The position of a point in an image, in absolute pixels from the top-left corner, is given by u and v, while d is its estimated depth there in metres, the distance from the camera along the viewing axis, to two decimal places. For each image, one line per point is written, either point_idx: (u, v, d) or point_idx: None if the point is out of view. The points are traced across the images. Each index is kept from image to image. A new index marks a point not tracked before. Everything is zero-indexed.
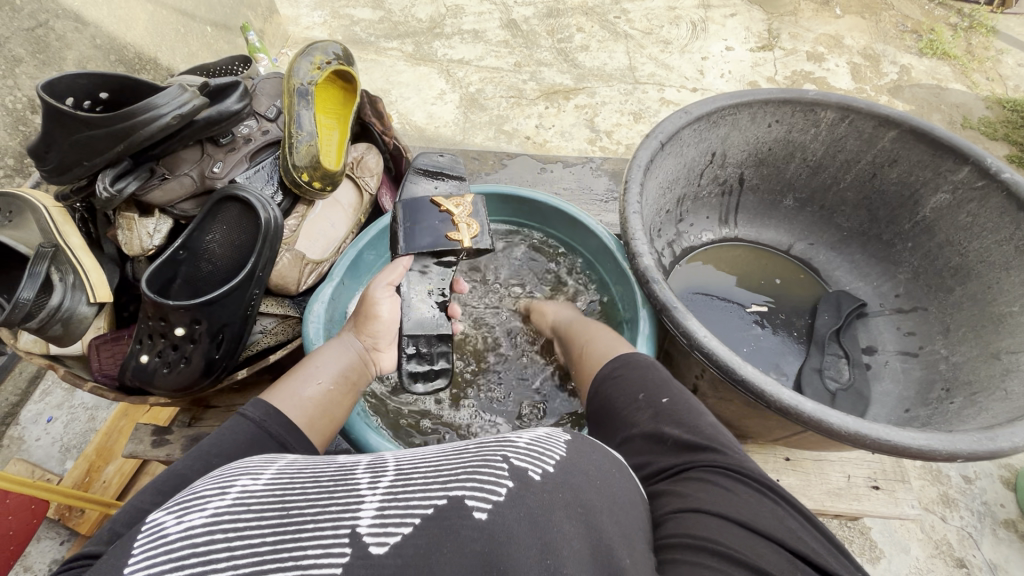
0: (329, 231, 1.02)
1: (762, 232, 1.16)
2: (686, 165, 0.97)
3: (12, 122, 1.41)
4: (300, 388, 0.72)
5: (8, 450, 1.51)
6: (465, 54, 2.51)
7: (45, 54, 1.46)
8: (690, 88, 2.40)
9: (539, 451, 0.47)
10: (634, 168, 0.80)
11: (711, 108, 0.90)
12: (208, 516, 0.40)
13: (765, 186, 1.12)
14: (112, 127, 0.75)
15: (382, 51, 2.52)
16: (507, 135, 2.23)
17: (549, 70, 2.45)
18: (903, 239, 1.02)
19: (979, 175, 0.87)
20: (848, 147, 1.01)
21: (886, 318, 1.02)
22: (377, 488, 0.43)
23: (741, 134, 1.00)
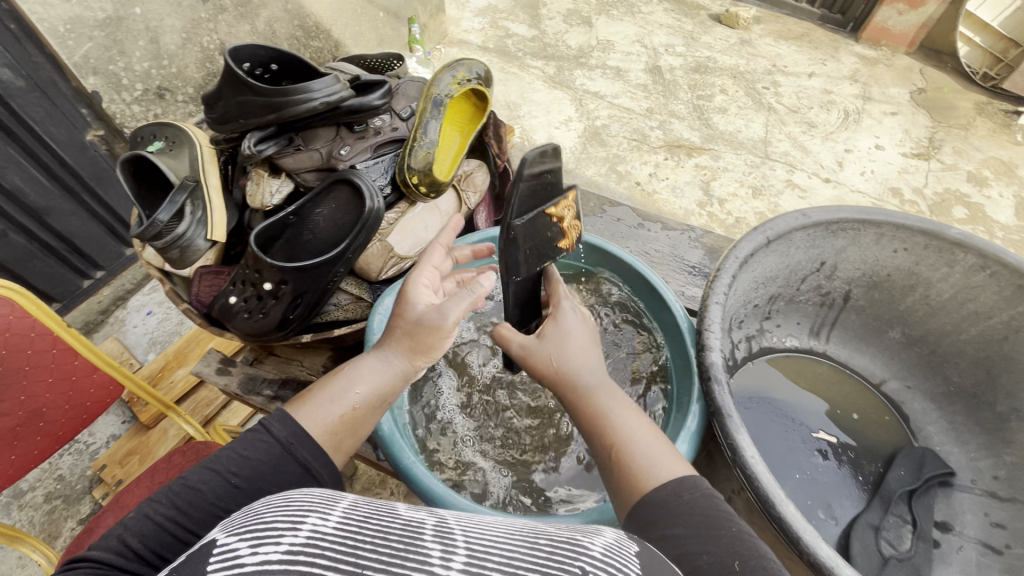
0: (422, 231, 1.06)
1: (854, 356, 1.08)
2: (789, 267, 0.93)
3: (202, 58, 1.62)
4: (323, 400, 0.70)
5: (111, 328, 1.73)
6: (601, 88, 2.55)
7: (245, 8, 1.67)
8: (823, 176, 2.25)
9: (614, 565, 0.46)
10: (731, 258, 0.79)
11: (833, 218, 0.86)
12: (282, 553, 0.40)
13: (873, 311, 1.04)
14: (272, 98, 0.85)
15: (525, 68, 2.62)
16: (617, 175, 2.22)
17: (679, 123, 2.42)
18: (1019, 417, 0.88)
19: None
20: (980, 299, 0.90)
21: (974, 497, 0.90)
22: (451, 567, 0.41)
23: (860, 251, 0.95)
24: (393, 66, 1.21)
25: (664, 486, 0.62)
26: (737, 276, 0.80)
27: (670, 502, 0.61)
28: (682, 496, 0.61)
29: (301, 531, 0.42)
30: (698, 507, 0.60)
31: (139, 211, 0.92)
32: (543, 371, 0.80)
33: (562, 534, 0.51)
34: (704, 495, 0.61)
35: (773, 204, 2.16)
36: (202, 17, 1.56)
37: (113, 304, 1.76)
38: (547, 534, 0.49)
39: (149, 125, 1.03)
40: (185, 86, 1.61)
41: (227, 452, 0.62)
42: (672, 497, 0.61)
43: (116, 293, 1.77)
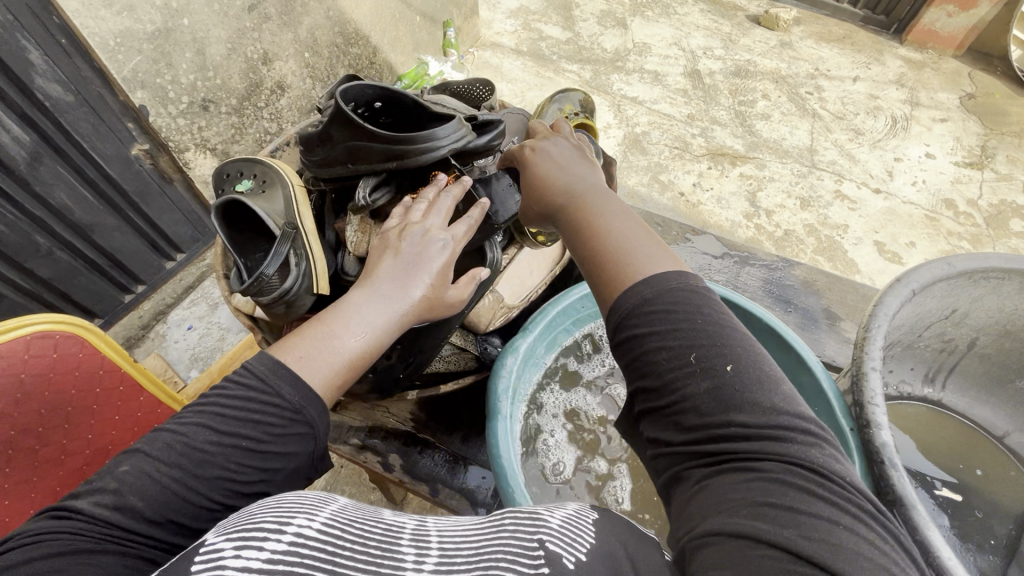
0: (525, 277, 1.12)
1: (974, 405, 1.04)
2: (920, 317, 0.88)
3: (246, 69, 1.57)
4: (316, 348, 0.70)
5: (152, 343, 1.70)
6: (640, 93, 2.48)
7: (288, 16, 1.62)
8: (872, 187, 2.18)
9: (571, 535, 0.54)
10: (878, 318, 0.76)
11: (979, 269, 0.81)
12: (264, 560, 0.45)
13: (1002, 361, 0.97)
14: (393, 146, 0.82)
15: (561, 72, 2.56)
16: (660, 185, 2.17)
17: (722, 131, 2.35)
18: None
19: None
20: None
21: None
22: (424, 568, 0.50)
23: (997, 300, 0.88)
24: (478, 90, 1.15)
25: (636, 291, 0.59)
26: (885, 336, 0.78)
27: (637, 303, 0.58)
28: (653, 294, 0.58)
29: (284, 536, 0.47)
30: (673, 300, 0.57)
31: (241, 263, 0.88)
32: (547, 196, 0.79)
33: (524, 514, 0.58)
34: (686, 292, 0.58)
35: (823, 216, 2.10)
36: (247, 26, 1.51)
37: (154, 318, 1.73)
38: (511, 516, 0.57)
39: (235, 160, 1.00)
40: (229, 98, 1.56)
41: (230, 415, 0.63)
42: (648, 297, 0.58)
43: (156, 308, 1.73)
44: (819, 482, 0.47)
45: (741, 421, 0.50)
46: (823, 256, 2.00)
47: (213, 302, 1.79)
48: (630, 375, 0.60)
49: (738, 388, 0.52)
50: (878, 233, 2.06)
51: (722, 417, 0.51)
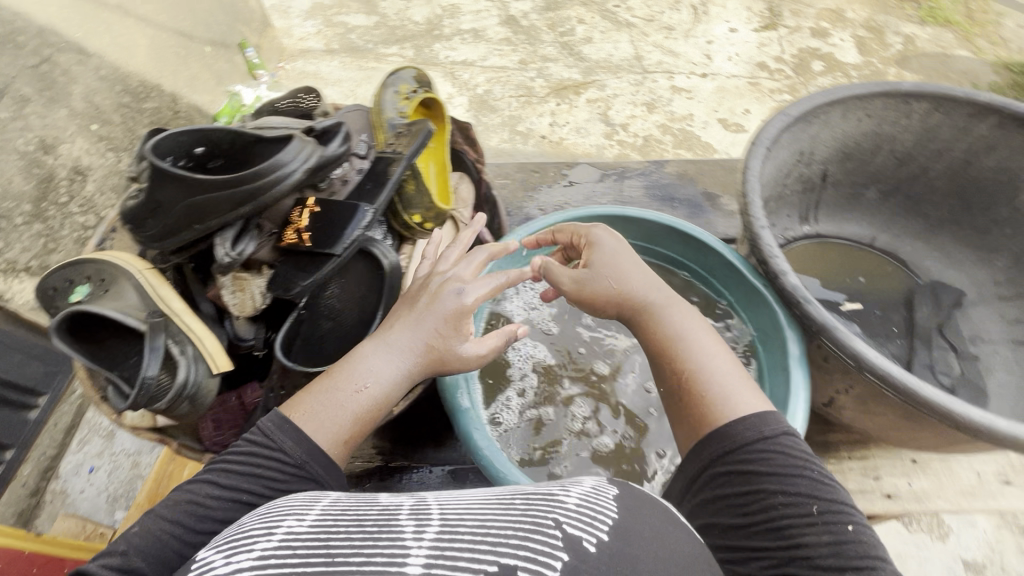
0: None
1: (842, 225, 1.40)
2: (783, 164, 1.17)
3: (26, 164, 1.34)
4: (318, 407, 0.83)
5: (55, 505, 1.45)
6: (467, 55, 2.46)
7: (51, 91, 1.40)
8: (699, 73, 2.36)
9: (590, 517, 0.64)
10: (749, 178, 1.02)
11: (812, 109, 1.12)
12: (254, 559, 0.58)
13: (846, 181, 1.35)
14: (240, 188, 0.86)
15: (383, 58, 2.46)
16: (522, 136, 2.19)
17: (555, 65, 2.41)
18: (999, 227, 1.27)
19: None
20: (940, 137, 1.24)
21: (989, 307, 1.28)
22: (422, 541, 0.60)
23: (828, 134, 1.21)
24: (301, 100, 1.14)
25: (748, 426, 0.78)
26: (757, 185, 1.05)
27: (752, 439, 0.77)
28: (766, 433, 0.77)
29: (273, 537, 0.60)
30: (778, 447, 0.76)
31: (117, 377, 0.86)
32: (601, 300, 1.00)
33: (543, 494, 0.70)
34: (797, 451, 0.77)
35: (669, 113, 2.25)
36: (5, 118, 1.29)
37: (43, 479, 1.47)
38: (524, 497, 0.69)
39: (55, 271, 0.94)
40: (20, 205, 1.33)
41: (236, 474, 0.76)
42: (755, 433, 0.77)
43: (42, 467, 1.48)
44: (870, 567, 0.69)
45: (821, 522, 0.72)
46: (683, 147, 2.16)
47: (108, 431, 1.56)
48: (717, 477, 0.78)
49: (811, 496, 0.74)
50: (718, 112, 2.25)
51: (806, 522, 0.72)
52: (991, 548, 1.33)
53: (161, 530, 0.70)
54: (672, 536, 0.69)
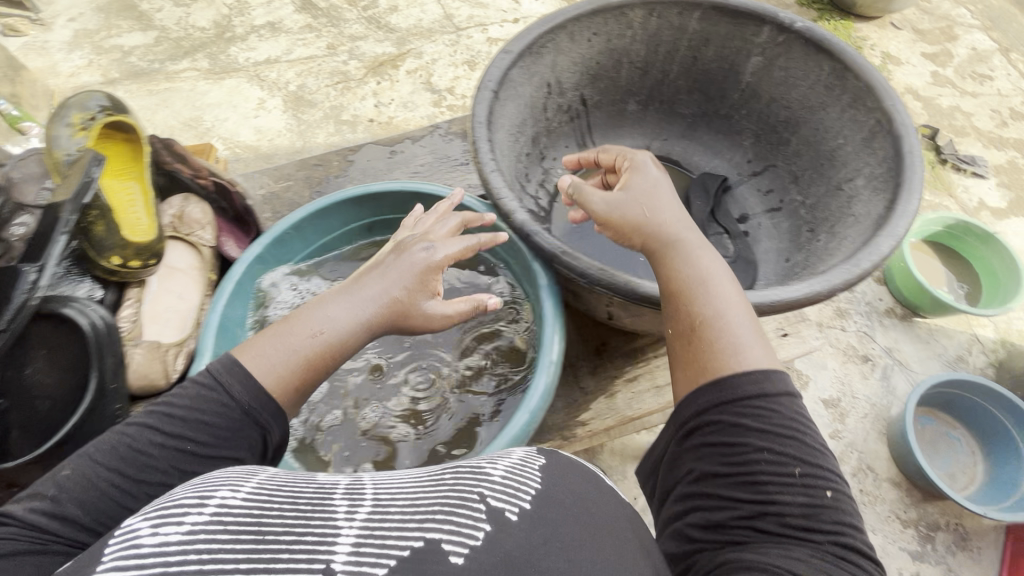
0: (178, 303, 1.21)
1: (617, 143, 1.35)
2: (526, 105, 1.13)
3: None
4: (269, 349, 0.75)
5: None
6: (269, 52, 2.28)
7: None
8: (511, 20, 2.35)
9: (514, 487, 0.60)
10: (477, 126, 0.97)
11: (529, 42, 1.05)
12: (183, 533, 0.49)
13: (606, 100, 1.30)
14: None
15: (175, 76, 2.22)
16: (348, 125, 2.08)
17: (366, 43, 2.29)
18: (737, 109, 1.28)
19: (778, 31, 1.13)
20: (664, 39, 1.21)
21: (747, 184, 1.30)
22: (353, 521, 0.53)
23: (564, 57, 1.15)
24: None
25: (743, 372, 0.69)
26: (491, 137, 0.99)
27: (754, 393, 0.68)
28: (768, 390, 0.68)
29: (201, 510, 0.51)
30: (779, 408, 0.68)
31: None
32: (628, 226, 0.88)
33: (471, 464, 0.64)
34: (801, 419, 0.68)
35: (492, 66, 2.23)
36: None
37: None
38: (452, 470, 0.63)
39: None
40: None
41: (177, 417, 0.70)
42: (759, 389, 0.68)
43: None
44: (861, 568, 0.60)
45: (823, 500, 0.63)
46: None
47: None
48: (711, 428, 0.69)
49: (806, 461, 0.65)
50: None
51: (802, 495, 0.63)
52: (838, 383, 1.55)
53: (95, 476, 0.65)
54: (582, 488, 0.65)
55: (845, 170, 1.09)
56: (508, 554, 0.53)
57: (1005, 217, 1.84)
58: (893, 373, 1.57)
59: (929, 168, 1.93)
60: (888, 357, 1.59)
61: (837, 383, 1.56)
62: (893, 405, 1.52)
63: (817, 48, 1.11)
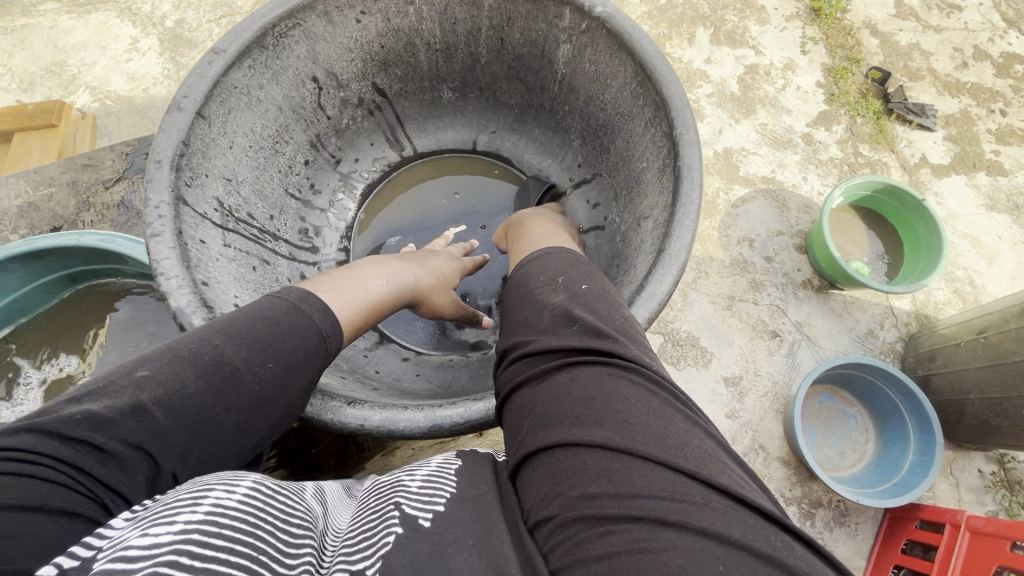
0: None
1: (442, 136, 1.18)
2: (278, 106, 0.95)
3: None
4: (345, 286, 0.80)
5: None
6: None
7: None
8: None
9: (430, 491, 0.58)
10: (151, 163, 0.77)
11: (246, 39, 0.84)
12: (177, 531, 0.47)
13: (411, 87, 1.10)
14: None
15: (33, 8, 1.92)
16: None
17: None
18: (561, 103, 1.05)
19: (578, 17, 0.89)
20: (459, 17, 0.98)
21: (577, 192, 1.10)
22: (330, 559, 0.54)
23: (326, 45, 0.95)
24: None
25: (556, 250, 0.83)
26: (206, 167, 0.84)
27: (550, 257, 0.82)
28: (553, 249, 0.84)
29: (200, 507, 0.50)
30: (567, 262, 0.80)
31: None
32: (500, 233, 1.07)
33: (393, 478, 0.64)
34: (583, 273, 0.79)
35: None
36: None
37: None
38: (394, 482, 0.62)
39: None
40: None
41: (249, 336, 0.68)
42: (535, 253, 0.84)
43: None
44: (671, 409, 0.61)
45: (620, 352, 0.65)
46: None
47: None
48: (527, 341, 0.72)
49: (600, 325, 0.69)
50: None
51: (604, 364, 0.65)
52: (741, 359, 1.50)
53: (186, 376, 0.63)
54: (484, 485, 0.61)
55: (647, 200, 0.88)
56: (418, 557, 0.50)
57: (945, 175, 1.71)
58: (799, 349, 1.53)
59: (874, 119, 1.76)
60: (796, 332, 1.54)
61: (741, 361, 1.51)
62: (794, 383, 1.49)
63: (621, 40, 0.86)
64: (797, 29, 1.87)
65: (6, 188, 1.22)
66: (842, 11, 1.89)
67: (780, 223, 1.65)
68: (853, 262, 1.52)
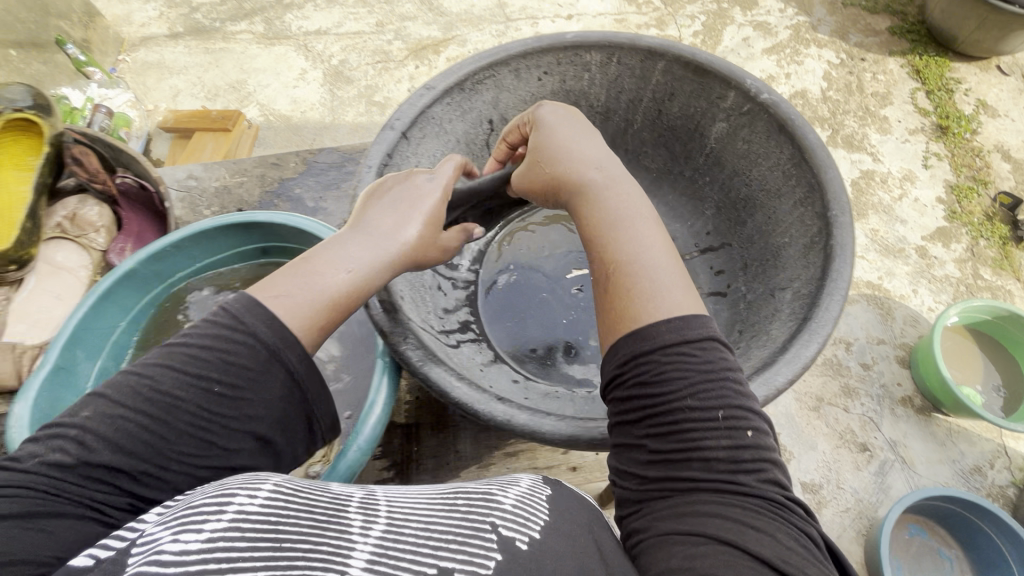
0: (50, 305, 1.28)
1: None
2: (460, 140, 1.05)
3: None
4: (296, 286, 0.66)
5: None
6: (321, 23, 2.30)
7: None
8: (564, 15, 2.24)
9: (525, 515, 0.58)
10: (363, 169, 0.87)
11: (456, 79, 0.96)
12: (202, 541, 0.46)
13: None
14: None
15: (231, 36, 2.30)
16: (378, 107, 2.09)
17: (414, 24, 2.27)
18: (701, 174, 1.08)
19: (740, 97, 0.95)
20: (626, 86, 1.05)
21: (699, 259, 1.07)
22: (368, 534, 0.52)
23: (509, 95, 1.04)
24: None
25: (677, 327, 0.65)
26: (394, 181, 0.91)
27: (674, 339, 0.64)
28: (689, 336, 0.65)
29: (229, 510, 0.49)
30: (695, 361, 0.64)
31: None
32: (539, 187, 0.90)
33: (479, 488, 0.62)
34: (729, 390, 0.63)
35: None
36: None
37: None
38: (464, 494, 0.60)
39: None
40: None
41: (194, 355, 0.60)
42: (679, 336, 0.64)
43: None
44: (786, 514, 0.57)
45: (763, 507, 0.57)
46: None
47: None
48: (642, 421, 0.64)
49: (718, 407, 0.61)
50: None
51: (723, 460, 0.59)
52: (824, 467, 1.41)
53: (127, 410, 0.57)
54: (588, 519, 0.62)
55: (784, 275, 0.89)
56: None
57: None
58: (891, 469, 1.41)
59: (999, 244, 1.69)
60: (890, 451, 1.43)
61: (823, 469, 1.41)
62: (881, 505, 1.38)
63: (781, 125, 0.92)
64: (920, 143, 1.86)
65: (210, 170, 1.44)
66: (971, 132, 1.87)
67: (883, 332, 1.58)
68: (963, 388, 1.43)
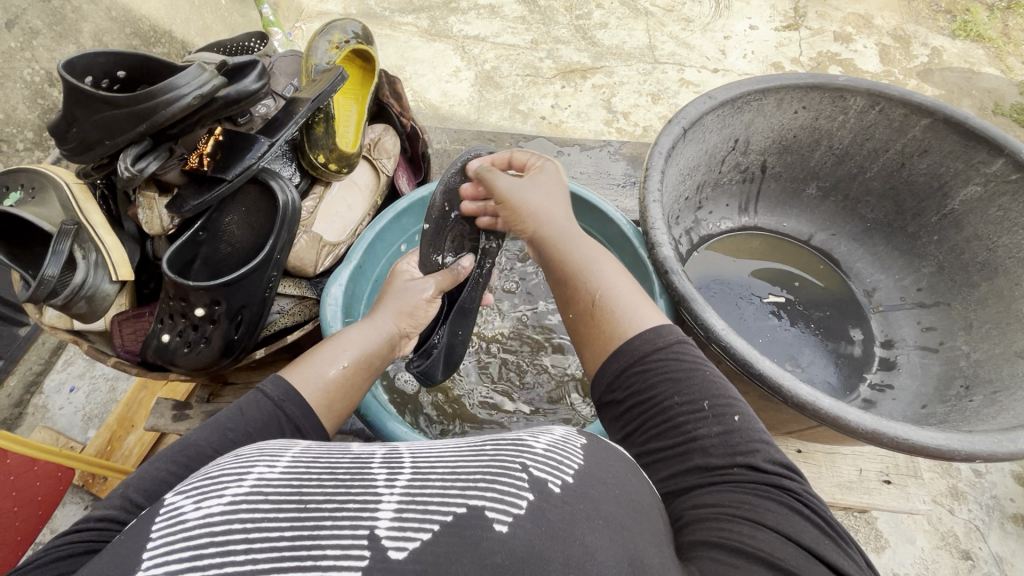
0: (347, 213, 0.73)
1: (783, 220, 0.91)
2: (707, 153, 0.79)
3: (31, 94, 1.03)
4: None
5: (34, 422, 1.14)
6: (481, 30, 2.18)
7: (63, 26, 1.06)
8: (711, 69, 2.05)
9: (557, 457, 0.35)
10: (656, 154, 0.66)
11: (738, 93, 0.72)
12: (226, 504, 0.30)
13: (788, 174, 0.88)
14: (131, 103, 0.52)
15: (397, 26, 2.19)
16: (521, 115, 1.97)
17: (567, 48, 2.12)
18: (927, 231, 0.79)
19: (1013, 168, 0.68)
20: (876, 136, 0.78)
21: (906, 312, 0.81)
22: (395, 483, 0.32)
23: (770, 117, 0.78)
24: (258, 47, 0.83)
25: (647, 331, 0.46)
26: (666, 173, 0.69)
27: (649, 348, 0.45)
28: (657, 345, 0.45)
29: (244, 477, 0.32)
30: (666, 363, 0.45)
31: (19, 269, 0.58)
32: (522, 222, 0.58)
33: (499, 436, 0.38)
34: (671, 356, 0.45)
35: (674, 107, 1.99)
36: (38, 28, 1.02)
37: (26, 392, 1.15)
38: (492, 439, 0.37)
39: None
40: (22, 131, 1.03)
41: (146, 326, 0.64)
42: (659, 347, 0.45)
43: (27, 380, 1.16)
44: (793, 496, 0.38)
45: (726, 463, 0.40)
46: None
47: None
48: (624, 422, 0.46)
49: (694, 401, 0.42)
50: None
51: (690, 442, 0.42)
52: None
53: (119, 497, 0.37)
54: (642, 492, 0.37)
55: None
56: (554, 536, 0.30)
57: None
58: None
59: None
60: None
61: None
62: None
63: None
64: None
65: None
66: None
67: None
68: None
